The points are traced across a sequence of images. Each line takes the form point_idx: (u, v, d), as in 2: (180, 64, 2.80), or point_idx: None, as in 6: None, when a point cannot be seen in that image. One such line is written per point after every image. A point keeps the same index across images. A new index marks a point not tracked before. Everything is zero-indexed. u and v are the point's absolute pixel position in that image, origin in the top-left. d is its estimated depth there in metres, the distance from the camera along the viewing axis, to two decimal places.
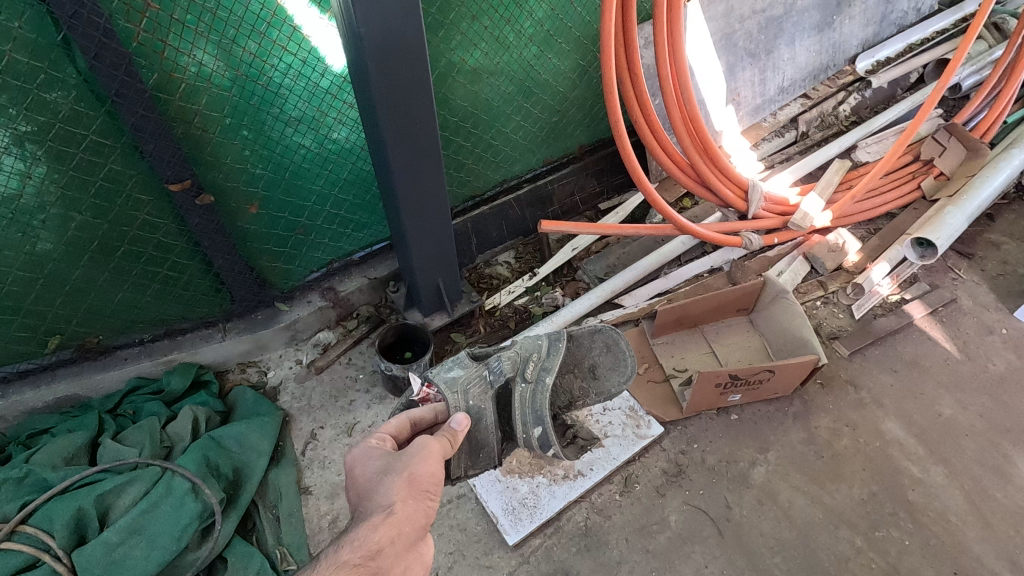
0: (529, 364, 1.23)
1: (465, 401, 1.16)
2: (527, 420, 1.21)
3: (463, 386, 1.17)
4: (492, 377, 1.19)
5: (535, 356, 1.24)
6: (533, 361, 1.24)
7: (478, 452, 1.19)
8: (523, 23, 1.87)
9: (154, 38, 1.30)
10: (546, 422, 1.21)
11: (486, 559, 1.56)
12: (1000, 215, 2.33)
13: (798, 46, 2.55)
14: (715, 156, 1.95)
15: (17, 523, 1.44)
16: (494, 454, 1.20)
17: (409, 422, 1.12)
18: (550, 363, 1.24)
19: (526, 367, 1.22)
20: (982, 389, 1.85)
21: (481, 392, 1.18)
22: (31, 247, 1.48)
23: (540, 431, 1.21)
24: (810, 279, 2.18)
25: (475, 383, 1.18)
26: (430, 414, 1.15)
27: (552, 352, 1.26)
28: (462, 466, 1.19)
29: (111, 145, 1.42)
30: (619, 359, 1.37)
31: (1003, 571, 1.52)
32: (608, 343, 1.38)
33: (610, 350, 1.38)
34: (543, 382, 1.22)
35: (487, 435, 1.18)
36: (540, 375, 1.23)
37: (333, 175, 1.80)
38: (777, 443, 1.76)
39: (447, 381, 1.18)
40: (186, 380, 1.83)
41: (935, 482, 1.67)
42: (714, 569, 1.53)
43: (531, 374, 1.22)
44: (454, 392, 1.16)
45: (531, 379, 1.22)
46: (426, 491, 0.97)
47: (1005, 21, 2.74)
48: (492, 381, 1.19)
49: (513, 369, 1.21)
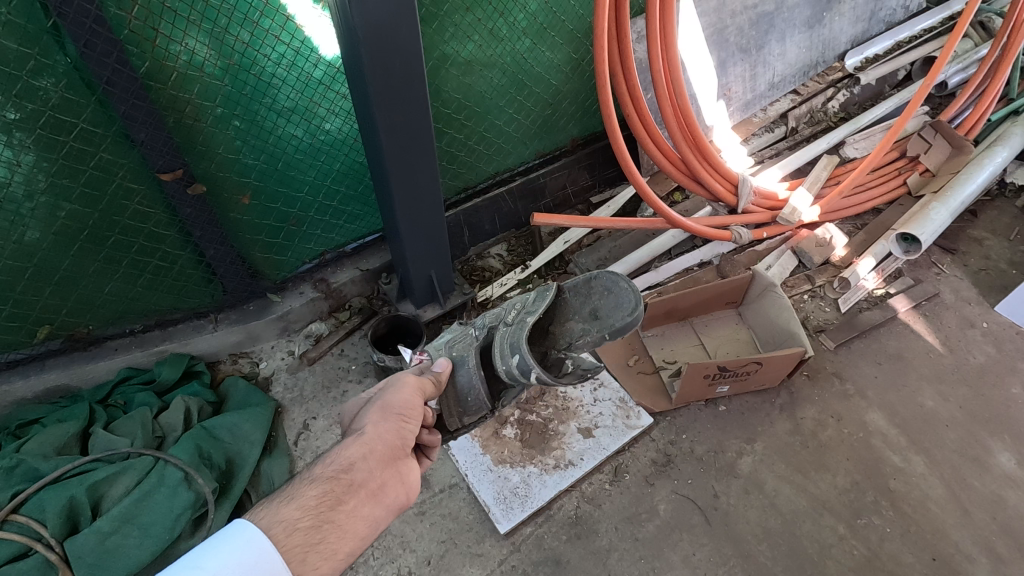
0: (513, 310, 1.06)
1: (447, 354, 1.11)
2: (505, 350, 1.00)
3: (448, 344, 1.13)
4: (476, 333, 1.11)
5: (519, 305, 1.06)
6: (516, 308, 1.06)
7: (464, 394, 1.07)
8: (517, 16, 1.87)
9: (146, 26, 1.29)
10: (521, 348, 0.97)
11: (477, 548, 1.58)
12: (982, 212, 2.38)
13: (788, 43, 2.58)
14: (706, 150, 1.97)
15: (9, 512, 1.44)
16: (483, 398, 1.07)
17: None
18: (534, 305, 1.03)
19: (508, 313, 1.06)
20: (962, 381, 1.90)
21: (464, 345, 1.10)
22: (20, 236, 1.47)
23: (518, 358, 0.97)
24: (798, 272, 2.21)
25: (460, 340, 1.12)
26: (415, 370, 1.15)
27: (539, 298, 1.04)
28: (456, 417, 1.10)
29: (101, 134, 1.41)
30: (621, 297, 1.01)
31: (980, 557, 1.56)
32: (608, 283, 1.03)
33: (613, 290, 1.02)
34: (525, 320, 1.00)
35: (468, 377, 1.06)
36: (520, 316, 1.03)
37: (325, 166, 1.80)
38: (764, 434, 1.79)
39: (436, 345, 1.15)
40: (178, 371, 1.82)
41: (915, 471, 1.71)
42: (701, 557, 1.57)
43: (511, 317, 1.06)
44: (439, 350, 1.13)
45: (512, 322, 1.04)
46: (399, 415, 1.00)
47: (990, 19, 2.79)
48: (477, 335, 1.11)
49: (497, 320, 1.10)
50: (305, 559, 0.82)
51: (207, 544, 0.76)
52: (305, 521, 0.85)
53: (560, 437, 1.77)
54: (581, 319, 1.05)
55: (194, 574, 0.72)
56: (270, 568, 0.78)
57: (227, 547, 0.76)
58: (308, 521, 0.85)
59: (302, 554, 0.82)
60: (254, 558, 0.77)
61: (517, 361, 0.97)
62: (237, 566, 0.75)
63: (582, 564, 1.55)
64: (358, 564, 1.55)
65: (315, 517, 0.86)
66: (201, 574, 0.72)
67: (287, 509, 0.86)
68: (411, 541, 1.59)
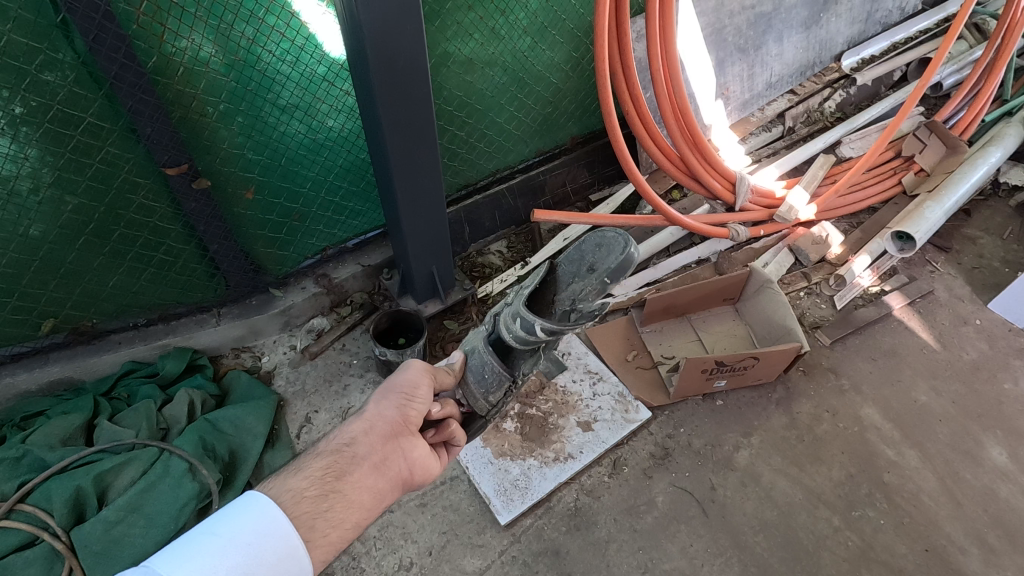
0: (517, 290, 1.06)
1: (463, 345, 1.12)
2: (508, 318, 0.97)
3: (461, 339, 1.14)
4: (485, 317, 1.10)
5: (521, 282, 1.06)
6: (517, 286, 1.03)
7: (479, 373, 1.04)
8: (518, 15, 1.90)
9: (154, 21, 1.31)
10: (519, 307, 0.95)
11: (478, 538, 1.60)
12: (976, 211, 2.41)
13: (786, 43, 2.61)
14: (704, 149, 2.00)
15: (16, 501, 1.46)
16: (499, 372, 1.02)
17: None
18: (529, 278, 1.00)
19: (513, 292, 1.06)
20: (955, 377, 1.93)
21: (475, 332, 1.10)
22: (25, 230, 1.48)
23: (520, 323, 0.95)
24: (794, 270, 2.24)
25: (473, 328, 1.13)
26: None
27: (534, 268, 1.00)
28: (477, 400, 1.07)
29: (108, 128, 1.42)
30: (612, 246, 0.92)
31: (972, 548, 1.59)
32: (597, 237, 0.94)
33: (603, 241, 0.94)
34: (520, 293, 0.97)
35: (479, 358, 1.04)
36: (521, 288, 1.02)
37: (328, 163, 1.82)
38: (760, 428, 1.81)
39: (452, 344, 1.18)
40: (181, 363, 1.84)
41: (909, 464, 1.74)
42: (699, 548, 1.59)
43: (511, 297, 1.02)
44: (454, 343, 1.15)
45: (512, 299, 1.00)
46: (402, 394, 1.04)
47: (985, 22, 2.82)
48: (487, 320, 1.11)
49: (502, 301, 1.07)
50: (314, 527, 0.86)
51: (225, 512, 0.81)
52: (313, 491, 0.90)
53: (560, 430, 1.79)
54: (580, 277, 0.94)
55: (213, 540, 0.77)
56: (286, 536, 0.82)
57: (243, 515, 0.81)
58: (315, 490, 0.90)
59: (310, 520, 0.86)
60: (270, 526, 0.82)
61: (521, 324, 0.95)
62: (251, 533, 0.79)
63: (582, 555, 1.57)
64: (360, 556, 1.57)
65: (321, 488, 0.90)
66: (218, 539, 0.77)
67: (295, 480, 0.91)
68: (413, 532, 1.61)
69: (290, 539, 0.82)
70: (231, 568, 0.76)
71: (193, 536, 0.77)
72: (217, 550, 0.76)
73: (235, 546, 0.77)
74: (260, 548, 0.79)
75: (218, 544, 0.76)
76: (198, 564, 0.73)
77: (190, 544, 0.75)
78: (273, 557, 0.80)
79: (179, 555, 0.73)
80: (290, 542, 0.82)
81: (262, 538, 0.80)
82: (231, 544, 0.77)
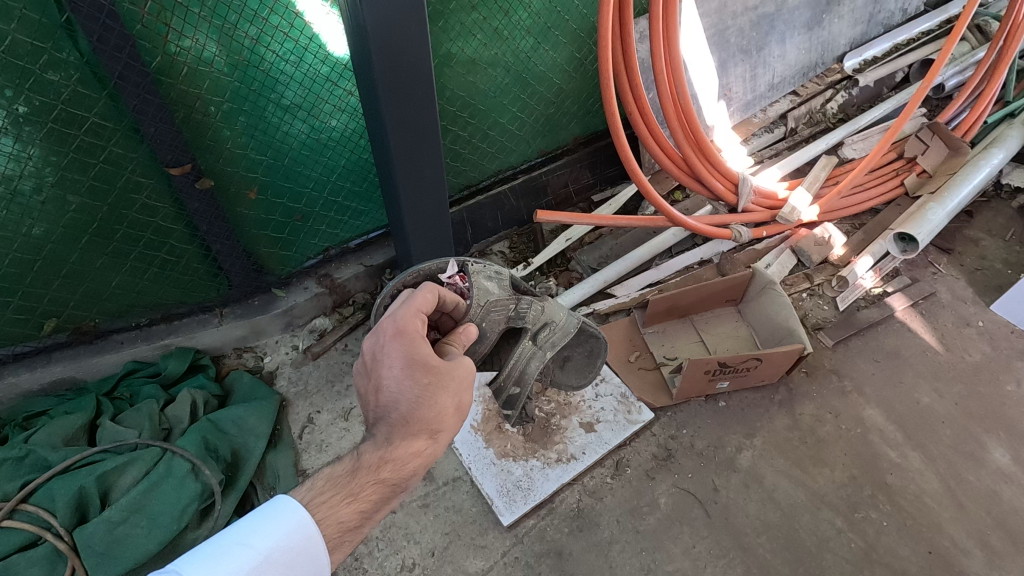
0: (545, 330, 1.40)
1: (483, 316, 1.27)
2: (513, 376, 1.41)
3: (489, 306, 1.27)
4: (513, 315, 1.33)
5: (552, 327, 1.40)
6: (549, 330, 1.40)
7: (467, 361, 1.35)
8: (522, 15, 1.89)
9: (158, 21, 1.31)
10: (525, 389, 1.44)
11: (481, 539, 1.60)
12: (978, 213, 2.41)
13: (788, 44, 2.60)
14: (707, 150, 2.00)
15: (18, 501, 1.46)
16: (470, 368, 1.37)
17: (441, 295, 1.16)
18: (558, 341, 1.42)
19: (541, 332, 1.40)
20: (958, 378, 1.93)
21: (496, 319, 1.31)
22: (28, 229, 1.48)
23: (515, 392, 1.44)
24: (797, 271, 2.24)
25: (498, 309, 1.29)
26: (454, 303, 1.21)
27: (564, 334, 1.43)
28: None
29: (112, 128, 1.42)
30: (597, 367, 1.60)
31: (975, 550, 1.59)
32: (600, 353, 1.58)
33: (596, 356, 1.58)
34: (543, 351, 1.41)
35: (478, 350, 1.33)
36: (544, 344, 1.41)
37: (331, 163, 1.81)
38: (762, 429, 1.82)
39: (484, 293, 1.26)
40: (183, 363, 1.84)
41: (912, 466, 1.74)
42: (701, 549, 1.59)
43: (539, 335, 1.39)
44: (481, 306, 1.25)
45: (536, 343, 1.40)
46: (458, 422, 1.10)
47: (988, 23, 2.82)
48: (511, 318, 1.34)
49: (531, 324, 1.36)
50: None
51: (259, 522, 0.88)
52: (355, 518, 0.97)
53: (562, 431, 1.79)
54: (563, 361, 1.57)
55: (248, 554, 0.85)
56: (312, 555, 0.91)
57: (278, 532, 0.88)
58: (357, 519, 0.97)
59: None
60: (301, 544, 0.90)
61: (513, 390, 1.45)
62: (284, 551, 0.88)
63: (584, 556, 1.57)
64: (363, 556, 1.57)
65: (365, 515, 0.98)
66: (252, 553, 0.86)
67: (349, 508, 0.97)
68: (415, 532, 1.61)
69: (315, 557, 0.91)
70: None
71: (230, 545, 0.85)
72: (250, 563, 0.85)
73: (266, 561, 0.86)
74: (289, 562, 0.88)
75: (252, 557, 0.85)
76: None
77: (227, 555, 0.84)
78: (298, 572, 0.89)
79: (218, 567, 0.82)
80: (315, 559, 0.91)
81: (294, 557, 0.89)
82: (264, 561, 0.86)
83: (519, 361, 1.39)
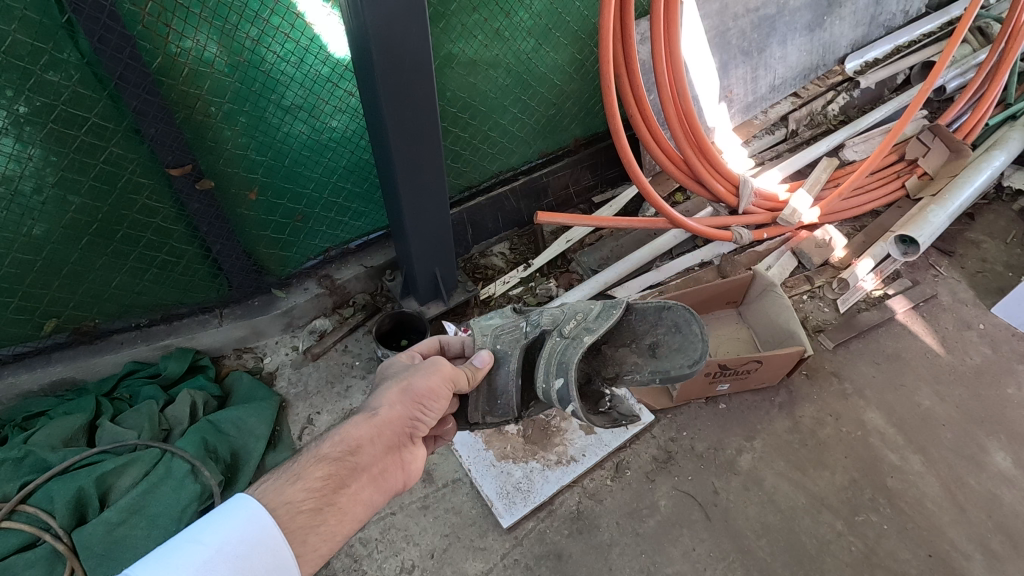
0: (570, 321, 1.10)
1: (492, 344, 1.16)
2: (550, 368, 1.07)
3: (493, 332, 1.17)
4: (527, 329, 1.15)
5: (580, 315, 1.11)
6: (576, 319, 1.10)
7: (496, 397, 1.14)
8: (522, 16, 1.89)
9: (159, 22, 1.30)
10: (568, 374, 1.04)
11: (480, 541, 1.60)
12: (979, 215, 2.40)
13: (789, 46, 2.60)
14: (708, 151, 1.99)
15: (17, 502, 1.45)
16: (512, 403, 1.14)
17: (441, 342, 1.32)
18: (596, 324, 1.07)
19: (566, 324, 1.10)
20: (959, 382, 1.92)
21: (510, 340, 1.15)
22: (28, 229, 1.48)
23: (560, 383, 1.05)
24: (797, 273, 2.24)
25: (508, 332, 1.17)
26: (457, 343, 1.31)
27: (603, 315, 1.09)
28: (480, 411, 1.17)
29: (112, 129, 1.42)
30: (689, 342, 1.10)
31: (976, 554, 1.58)
32: (679, 320, 1.12)
33: (682, 333, 1.12)
34: (581, 338, 1.05)
35: (506, 381, 1.13)
36: (578, 333, 1.07)
37: (332, 163, 1.81)
38: (763, 431, 1.81)
39: (484, 327, 1.19)
40: (183, 364, 1.83)
41: (912, 469, 1.73)
42: (701, 552, 1.59)
43: (568, 328, 1.09)
44: (484, 335, 1.18)
45: (568, 334, 1.08)
46: (420, 402, 1.07)
47: (989, 25, 2.82)
48: (527, 332, 1.14)
49: (551, 323, 1.12)
50: (305, 541, 0.86)
51: (212, 518, 0.80)
52: (308, 505, 0.89)
53: (563, 433, 1.79)
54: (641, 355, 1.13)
55: (199, 549, 0.76)
56: (274, 548, 0.82)
57: (230, 525, 0.80)
58: (311, 504, 0.89)
59: (303, 536, 0.86)
60: (259, 536, 0.81)
61: (561, 384, 1.05)
62: (241, 544, 0.79)
63: (584, 558, 1.57)
64: (362, 558, 1.57)
65: (320, 501, 0.90)
66: (203, 548, 0.76)
67: (294, 490, 0.90)
68: (415, 534, 1.61)
69: (278, 551, 0.82)
70: None
71: (180, 543, 0.76)
72: (202, 561, 0.75)
73: (219, 555, 0.76)
74: (248, 557, 0.79)
75: (204, 553, 0.76)
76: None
77: (174, 550, 0.75)
78: (260, 569, 0.79)
79: (166, 568, 0.72)
80: (279, 554, 0.82)
81: (253, 551, 0.79)
82: (218, 555, 0.76)
83: (550, 357, 1.08)
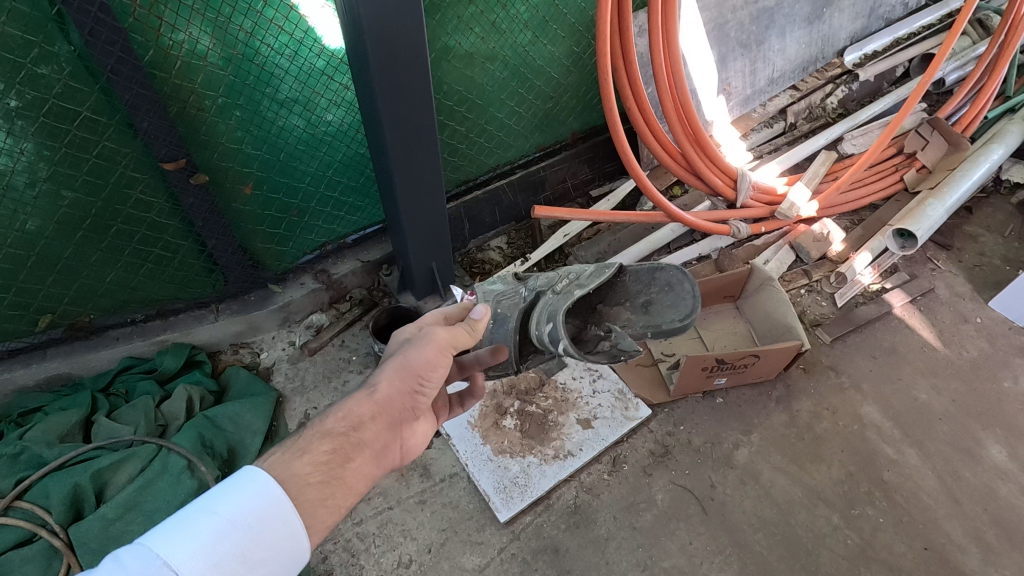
0: (564, 280, 1.11)
1: (491, 305, 1.18)
2: (542, 317, 1.06)
3: (494, 297, 1.20)
4: (524, 293, 1.17)
5: (575, 274, 1.10)
6: (571, 277, 1.10)
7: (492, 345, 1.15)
8: (519, 9, 1.88)
9: (151, 14, 1.29)
10: (557, 318, 1.01)
11: (477, 536, 1.60)
12: (977, 209, 2.40)
13: (788, 39, 2.58)
14: (705, 145, 1.98)
15: (14, 498, 1.45)
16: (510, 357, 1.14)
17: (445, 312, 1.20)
18: (588, 278, 1.06)
19: (560, 283, 1.11)
20: (956, 375, 1.93)
21: (509, 303, 1.17)
22: (22, 224, 1.47)
23: (550, 328, 1.02)
24: (795, 267, 2.23)
25: (507, 296, 1.18)
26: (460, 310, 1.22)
27: (596, 273, 1.08)
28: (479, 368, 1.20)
29: (105, 123, 1.41)
30: (681, 299, 1.07)
31: (971, 547, 1.59)
32: (671, 280, 1.10)
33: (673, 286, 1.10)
34: (572, 291, 1.04)
35: (503, 332, 1.14)
36: (570, 287, 1.06)
37: (327, 157, 1.80)
38: (760, 426, 1.81)
39: (486, 292, 1.22)
40: (179, 360, 1.82)
41: (909, 463, 1.74)
42: (698, 545, 1.59)
43: (561, 286, 1.10)
44: (485, 297, 1.20)
45: (561, 291, 1.08)
46: (417, 374, 1.04)
47: (989, 18, 2.81)
48: (524, 296, 1.16)
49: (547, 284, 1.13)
50: (314, 513, 0.83)
51: (222, 487, 0.76)
52: (315, 478, 0.86)
53: (560, 427, 1.79)
54: (635, 311, 1.10)
55: (211, 518, 0.71)
56: (287, 517, 0.78)
57: (245, 493, 0.76)
58: (318, 477, 0.86)
59: None
60: (272, 505, 0.78)
61: (549, 328, 1.02)
62: (253, 515, 0.75)
63: (581, 552, 1.57)
64: (360, 553, 1.57)
65: (325, 474, 0.87)
66: (215, 517, 0.72)
67: (300, 463, 0.87)
68: (412, 529, 1.61)
69: (291, 520, 0.78)
70: (229, 551, 0.70)
71: (190, 513, 0.71)
72: (215, 530, 0.70)
73: (230, 524, 0.72)
74: (262, 526, 0.75)
75: (217, 523, 0.71)
76: (193, 546, 0.68)
77: (185, 519, 0.70)
78: (274, 539, 0.76)
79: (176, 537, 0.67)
80: (293, 525, 0.78)
81: (266, 521, 0.76)
82: (231, 525, 0.72)
83: (543, 309, 1.07)
